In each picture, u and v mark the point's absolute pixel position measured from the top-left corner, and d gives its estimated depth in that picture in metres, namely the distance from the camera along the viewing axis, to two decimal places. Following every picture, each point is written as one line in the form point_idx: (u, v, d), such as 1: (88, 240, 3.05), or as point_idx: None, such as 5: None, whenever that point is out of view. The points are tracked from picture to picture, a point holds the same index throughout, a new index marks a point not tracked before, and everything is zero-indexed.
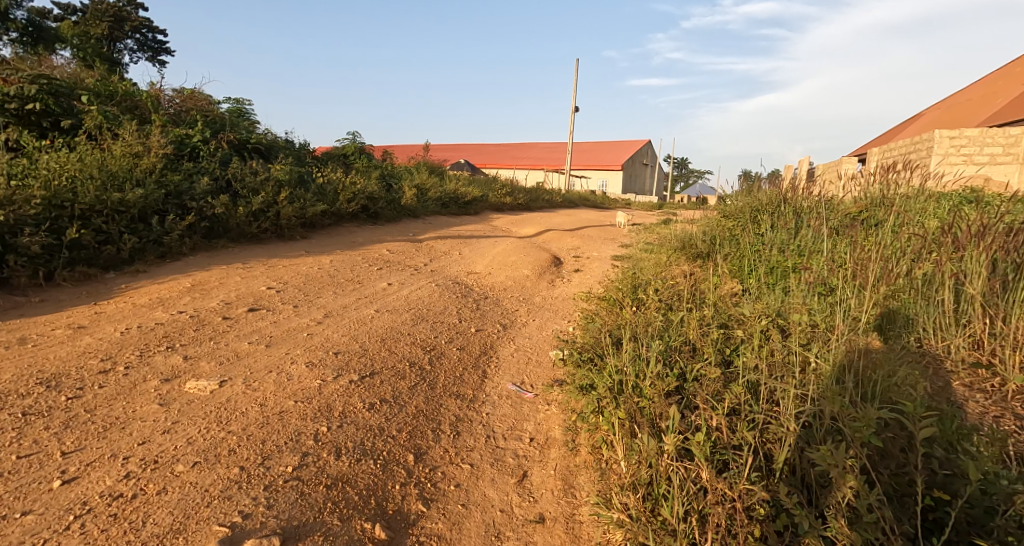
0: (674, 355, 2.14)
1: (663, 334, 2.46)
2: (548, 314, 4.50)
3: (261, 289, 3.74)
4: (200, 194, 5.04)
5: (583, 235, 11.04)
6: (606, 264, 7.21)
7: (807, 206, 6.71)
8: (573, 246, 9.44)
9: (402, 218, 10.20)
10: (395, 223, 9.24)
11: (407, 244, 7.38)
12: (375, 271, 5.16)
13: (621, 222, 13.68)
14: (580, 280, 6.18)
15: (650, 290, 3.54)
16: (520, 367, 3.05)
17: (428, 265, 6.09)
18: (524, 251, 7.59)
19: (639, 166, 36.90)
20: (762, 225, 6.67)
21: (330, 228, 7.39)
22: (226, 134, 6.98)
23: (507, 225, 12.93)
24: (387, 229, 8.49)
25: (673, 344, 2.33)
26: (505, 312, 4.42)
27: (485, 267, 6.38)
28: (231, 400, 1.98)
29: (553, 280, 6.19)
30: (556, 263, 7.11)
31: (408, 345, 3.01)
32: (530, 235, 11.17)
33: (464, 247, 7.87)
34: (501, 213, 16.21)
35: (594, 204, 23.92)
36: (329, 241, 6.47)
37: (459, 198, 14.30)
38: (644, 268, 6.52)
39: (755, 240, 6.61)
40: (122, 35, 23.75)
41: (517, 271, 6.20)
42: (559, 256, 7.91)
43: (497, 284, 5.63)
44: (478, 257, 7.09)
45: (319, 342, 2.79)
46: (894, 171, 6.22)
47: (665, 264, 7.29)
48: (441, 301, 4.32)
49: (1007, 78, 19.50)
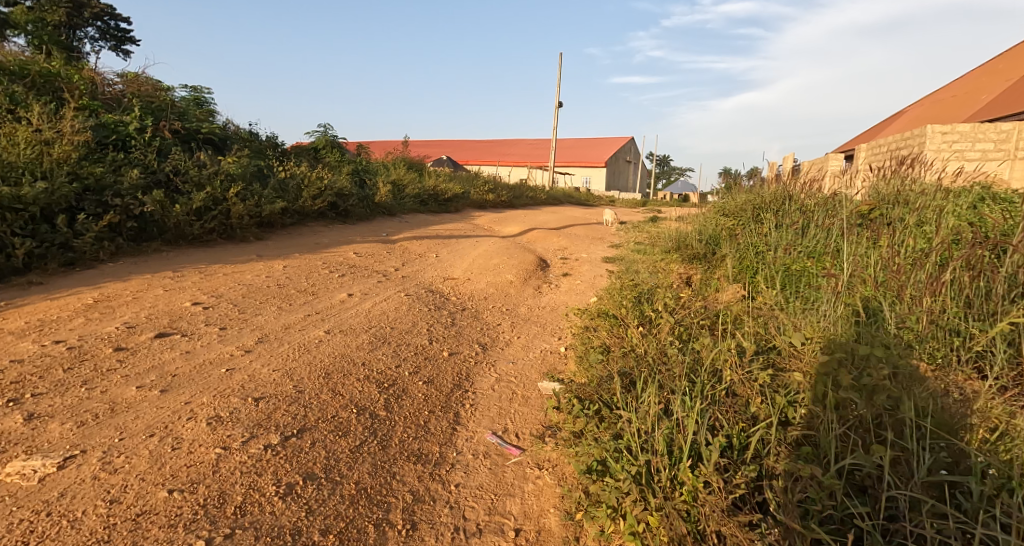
0: (713, 416, 1.55)
1: (689, 376, 1.88)
2: (534, 329, 3.91)
3: (184, 305, 3.06)
4: (127, 189, 4.35)
5: (570, 234, 10.48)
6: (596, 267, 6.66)
7: (811, 204, 6.24)
8: (560, 247, 8.87)
9: (377, 217, 9.51)
10: (368, 222, 8.56)
11: (379, 246, 6.73)
12: (336, 278, 4.51)
13: (608, 220, 13.15)
14: (569, 286, 5.61)
15: (657, 306, 2.97)
16: (502, 408, 2.43)
17: (399, 270, 5.45)
18: (508, 253, 6.99)
19: (623, 163, 36.57)
20: (765, 225, 6.18)
21: (293, 228, 6.70)
22: (171, 123, 6.25)
23: (491, 224, 12.33)
24: (358, 229, 7.80)
25: (707, 391, 1.74)
26: (485, 327, 3.80)
27: (464, 272, 5.76)
28: (65, 498, 1.33)
29: (540, 285, 5.60)
30: (542, 266, 6.53)
31: (359, 383, 2.37)
32: (514, 234, 10.58)
33: (442, 249, 7.24)
34: (484, 211, 15.57)
35: (579, 201, 23.44)
36: (289, 243, 5.79)
37: (439, 195, 13.64)
38: (638, 273, 5.98)
39: (756, 241, 6.12)
40: (83, 23, 22.51)
41: (499, 276, 5.59)
42: (545, 258, 7.32)
43: (476, 292, 5.02)
44: (457, 260, 6.47)
45: (238, 383, 2.13)
46: (906, 167, 5.77)
47: (660, 267, 6.76)
48: (410, 315, 3.70)
49: (990, 75, 19.52)
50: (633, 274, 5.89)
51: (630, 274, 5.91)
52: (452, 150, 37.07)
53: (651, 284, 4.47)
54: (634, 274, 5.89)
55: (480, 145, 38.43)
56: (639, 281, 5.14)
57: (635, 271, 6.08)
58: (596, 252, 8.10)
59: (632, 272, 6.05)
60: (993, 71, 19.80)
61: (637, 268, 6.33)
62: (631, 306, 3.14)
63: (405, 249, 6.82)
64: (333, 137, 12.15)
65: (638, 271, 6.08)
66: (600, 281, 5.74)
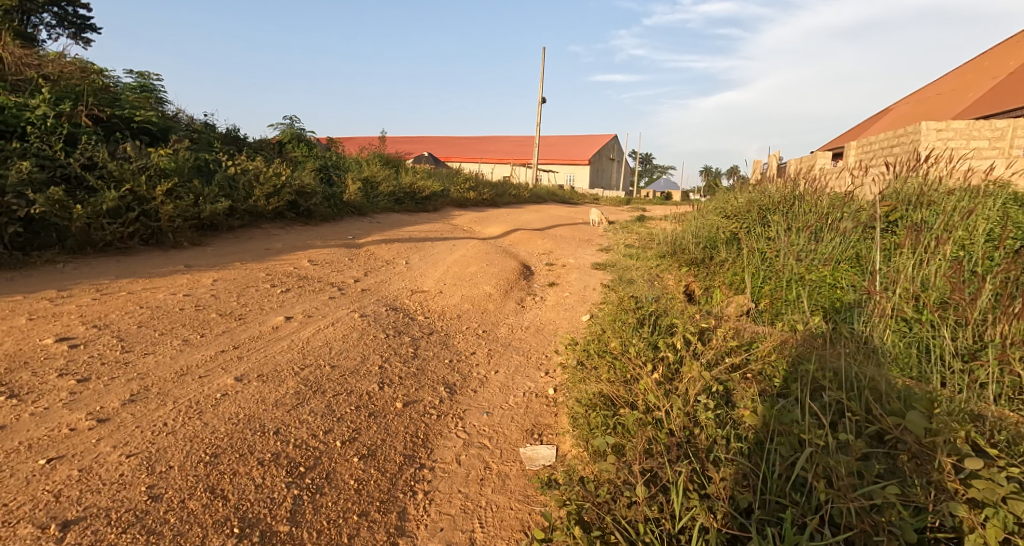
0: None
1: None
2: (516, 359, 3.26)
3: (43, 342, 2.29)
4: (14, 190, 3.70)
5: (555, 236, 9.83)
6: (586, 275, 6.00)
7: (822, 205, 5.66)
8: (544, 250, 8.22)
9: (346, 219, 8.70)
10: (334, 224, 7.76)
11: (341, 252, 5.98)
12: (279, 296, 3.76)
13: (596, 221, 12.51)
14: (555, 298, 4.95)
15: (677, 347, 2.31)
16: (467, 499, 1.75)
17: (360, 282, 4.72)
18: (487, 259, 6.31)
19: (606, 161, 36.14)
20: (773, 229, 5.71)
21: (242, 231, 5.93)
22: (93, 108, 5.42)
23: (472, 224, 11.61)
24: (322, 232, 7.02)
25: None
26: (458, 362, 3.08)
27: (437, 283, 5.05)
28: None
29: (523, 298, 4.92)
30: (525, 274, 5.85)
31: (261, 475, 1.63)
32: (495, 236, 9.88)
33: (413, 254, 6.53)
34: (464, 210, 14.81)
35: (562, 199, 22.86)
36: (232, 250, 5.03)
37: (415, 193, 12.89)
38: (633, 282, 5.34)
39: (763, 247, 5.58)
40: (36, 7, 21.02)
41: (475, 288, 4.89)
42: (528, 265, 6.64)
43: (448, 308, 4.31)
44: (430, 268, 5.75)
45: (54, 487, 1.43)
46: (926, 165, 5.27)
47: (655, 275, 6.13)
48: (360, 346, 2.98)
49: (974, 73, 19.43)
50: (628, 284, 5.25)
51: (625, 284, 5.26)
52: (434, 147, 36.12)
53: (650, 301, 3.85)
54: (630, 284, 5.25)
55: (463, 142, 37.54)
56: (637, 295, 4.51)
57: (630, 281, 5.44)
58: (585, 257, 7.44)
59: (626, 282, 5.41)
60: (977, 69, 19.68)
61: (632, 277, 5.68)
62: (644, 344, 2.45)
63: (371, 256, 6.09)
64: (301, 130, 11.28)
65: (634, 281, 5.44)
66: (592, 293, 5.08)
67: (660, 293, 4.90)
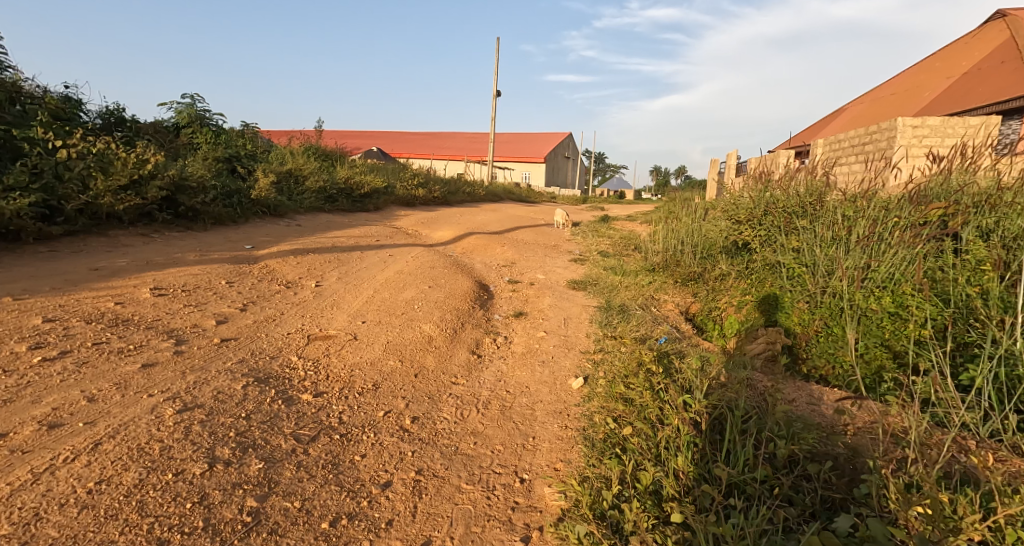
0: None
1: None
2: (473, 503, 1.76)
3: None
4: None
5: (516, 241, 8.42)
6: (562, 299, 4.58)
7: (858, 204, 4.42)
8: (505, 261, 6.81)
9: (254, 223, 6.92)
10: (230, 229, 6.06)
11: (223, 270, 4.33)
12: (26, 370, 2.08)
13: (559, 222, 11.14)
14: (522, 343, 3.50)
15: None
16: None
17: (225, 327, 3.10)
18: (431, 280, 4.82)
19: (562, 160, 35.20)
20: (795, 239, 4.60)
21: (69, 241, 4.18)
22: None
23: (419, 227, 9.98)
24: (207, 242, 5.26)
25: None
26: (345, 529, 1.55)
27: (352, 323, 3.48)
28: None
29: (478, 343, 3.47)
30: (480, 301, 4.37)
31: None
32: (445, 242, 8.38)
33: (331, 273, 4.96)
34: (412, 210, 13.21)
35: (520, 198, 21.60)
36: (25, 274, 3.32)
37: (353, 190, 11.19)
38: (630, 314, 3.98)
39: (790, 263, 4.48)
40: None
41: (407, 335, 3.35)
42: (485, 284, 5.21)
43: (358, 374, 2.75)
44: (349, 297, 4.17)
45: None
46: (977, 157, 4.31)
47: (650, 300, 4.79)
48: (113, 526, 1.35)
49: (928, 73, 19.42)
50: (622, 316, 3.87)
51: (619, 317, 3.88)
52: (382, 142, 33.90)
53: (684, 361, 2.59)
54: (626, 317, 3.87)
55: (414, 137, 35.52)
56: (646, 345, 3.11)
57: (624, 311, 4.08)
58: (555, 271, 6.05)
59: (619, 312, 4.04)
60: (929, 69, 19.71)
61: (625, 305, 4.32)
62: None
63: (267, 277, 4.46)
64: (203, 112, 9.31)
65: (631, 312, 4.08)
66: (576, 331, 3.67)
67: (670, 335, 3.55)
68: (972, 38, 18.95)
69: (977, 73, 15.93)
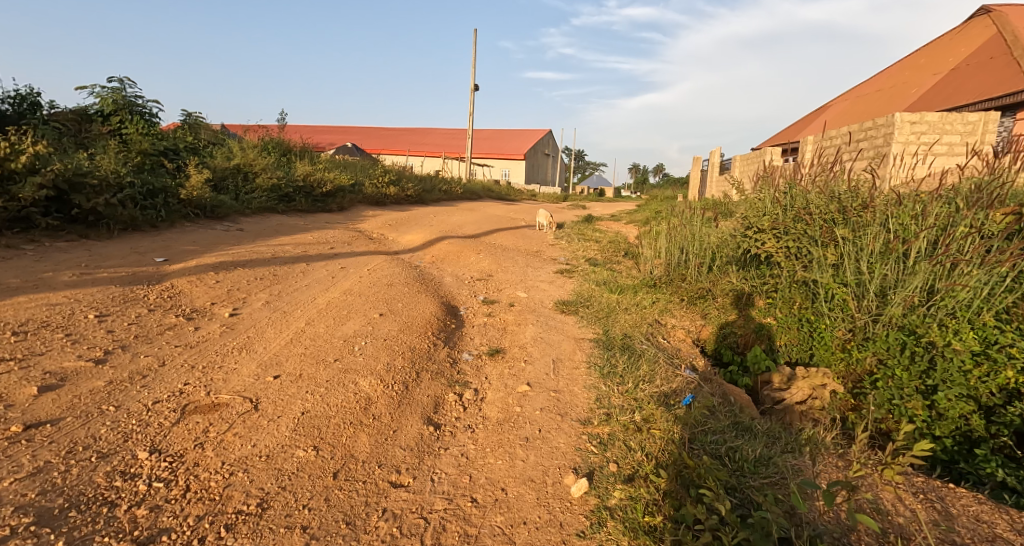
0: None
1: None
2: None
3: None
4: None
5: (495, 247, 7.50)
6: (548, 331, 3.67)
7: (909, 210, 3.60)
8: (480, 272, 5.88)
9: (181, 229, 5.85)
10: (142, 239, 4.99)
11: (102, 296, 3.29)
12: None
13: (542, 224, 10.24)
14: (497, 406, 2.58)
15: None
16: None
17: (55, 396, 2.10)
18: (385, 307, 3.87)
19: (543, 157, 34.37)
20: (832, 253, 3.75)
21: None
22: None
23: (385, 230, 8.97)
24: (102, 256, 4.21)
25: None
26: None
27: (257, 380, 2.48)
28: None
29: (438, 408, 2.54)
30: (444, 339, 3.42)
31: None
32: (413, 248, 7.41)
33: (259, 296, 3.96)
34: (381, 209, 12.16)
35: (500, 196, 20.66)
36: None
37: (313, 189, 10.12)
38: (637, 359, 3.10)
39: (828, 284, 3.66)
40: None
41: (335, 399, 2.38)
42: (455, 308, 4.29)
43: (239, 479, 1.76)
44: (271, 334, 3.17)
45: None
46: None
47: (657, 329, 3.92)
48: None
49: (913, 70, 19.09)
50: (629, 363, 2.98)
51: (624, 364, 2.98)
52: (357, 137, 32.58)
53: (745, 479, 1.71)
54: (634, 363, 2.98)
55: (390, 132, 34.28)
56: (672, 420, 2.21)
57: (630, 354, 3.20)
58: (538, 286, 5.16)
59: (624, 356, 3.15)
60: (915, 66, 19.38)
61: (630, 344, 3.44)
62: None
63: (166, 303, 3.44)
64: (133, 98, 8.13)
65: (640, 355, 3.20)
66: (570, 384, 2.75)
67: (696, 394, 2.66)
68: (957, 34, 18.63)
69: (966, 69, 15.55)
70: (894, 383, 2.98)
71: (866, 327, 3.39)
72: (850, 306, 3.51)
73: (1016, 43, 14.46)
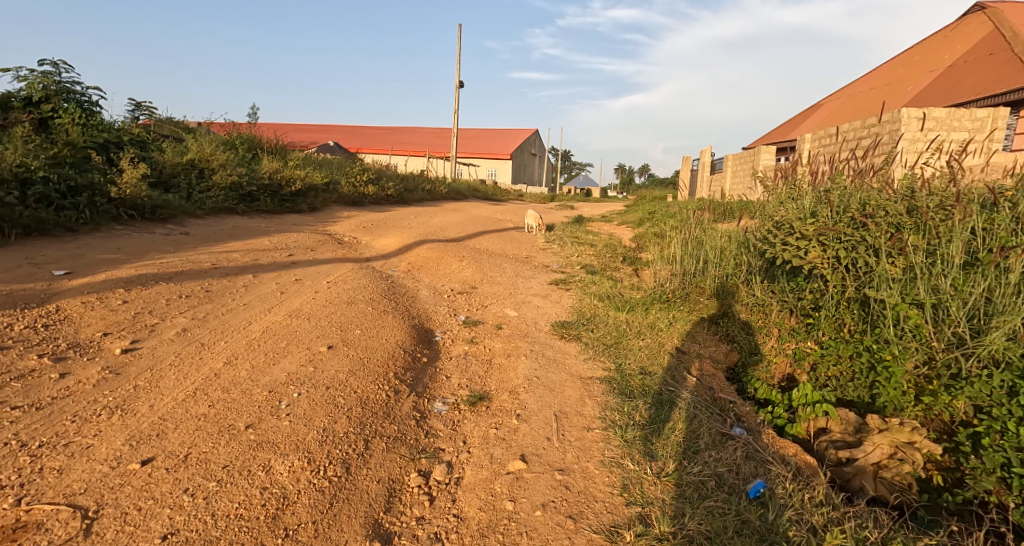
0: None
1: None
2: None
3: None
4: None
5: (480, 253, 6.69)
6: (545, 370, 2.87)
7: (998, 212, 2.86)
8: (463, 283, 5.08)
9: (106, 234, 4.95)
10: (45, 246, 4.11)
11: None
12: None
13: (531, 226, 9.45)
14: (478, 499, 1.77)
15: None
16: None
17: None
18: (338, 337, 3.04)
19: (530, 156, 33.65)
20: (900, 265, 3.01)
21: None
22: None
23: (358, 232, 8.11)
24: None
25: None
26: None
27: (113, 470, 1.62)
28: None
29: (392, 505, 1.72)
30: (409, 385, 2.59)
31: None
32: (388, 253, 6.57)
33: (175, 321, 3.10)
34: (358, 210, 11.29)
35: (486, 196, 19.87)
36: None
37: (280, 187, 9.22)
38: (669, 416, 2.30)
39: (898, 304, 2.91)
40: None
41: (225, 505, 1.53)
42: (430, 336, 3.49)
43: None
44: (170, 380, 2.31)
45: None
46: None
47: (681, 364, 3.14)
48: None
49: (908, 67, 18.70)
50: (661, 424, 2.19)
51: (654, 427, 2.19)
52: (339, 135, 31.51)
53: None
54: (667, 424, 2.19)
55: (374, 131, 33.30)
56: None
57: (658, 406, 2.41)
58: (529, 301, 4.37)
59: (650, 410, 2.35)
60: (909, 63, 19.01)
61: (654, 388, 2.66)
62: None
63: (35, 334, 2.58)
64: (67, 85, 7.20)
65: (673, 407, 2.41)
66: (583, 461, 1.95)
67: (766, 479, 1.87)
68: (952, 31, 18.25)
69: (963, 66, 15.12)
70: (1008, 442, 2.24)
71: (955, 362, 2.64)
72: (930, 334, 2.76)
73: (1014, 40, 14.05)
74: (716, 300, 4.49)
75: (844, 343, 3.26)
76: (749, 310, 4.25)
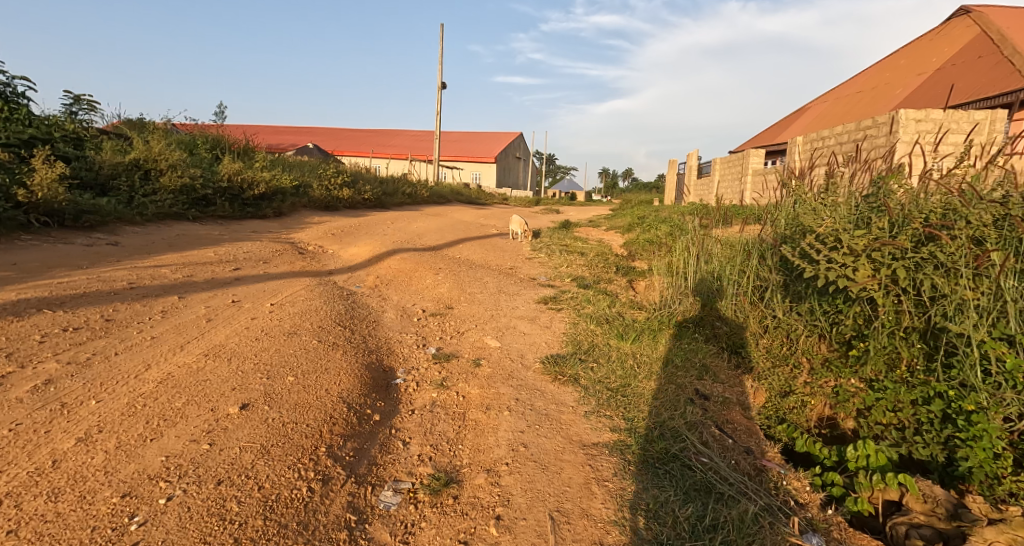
0: None
1: None
2: None
3: None
4: None
5: (459, 263, 5.97)
6: (535, 434, 2.16)
7: None
8: (436, 302, 4.34)
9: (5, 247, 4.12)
10: None
11: None
12: None
13: (515, 232, 8.77)
14: None
15: None
16: None
17: None
18: (259, 388, 2.28)
19: (515, 159, 33.07)
20: (987, 291, 2.36)
21: None
22: None
23: (325, 241, 7.32)
24: None
25: None
26: None
27: None
28: None
29: None
30: (343, 468, 1.84)
31: None
32: (354, 265, 5.82)
33: (39, 370, 2.31)
34: (331, 215, 10.48)
35: (469, 200, 19.17)
36: None
37: (240, 190, 8.40)
38: (717, 520, 1.61)
39: (988, 343, 2.26)
40: None
41: None
42: (387, 379, 2.75)
43: None
44: None
45: None
46: None
47: (708, 417, 2.46)
48: None
49: (894, 70, 18.52)
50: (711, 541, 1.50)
51: None
52: (319, 138, 30.56)
53: None
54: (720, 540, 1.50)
55: (354, 134, 32.40)
56: None
57: (698, 500, 1.72)
58: (514, 326, 3.67)
59: (689, 509, 1.66)
60: (895, 66, 18.84)
61: (685, 464, 1.97)
62: None
63: None
64: None
65: (717, 501, 1.73)
66: None
67: None
68: (938, 34, 18.10)
69: (952, 68, 14.90)
70: None
71: None
72: None
73: (1003, 41, 13.81)
74: (732, 323, 3.84)
75: (906, 385, 2.61)
76: (773, 336, 3.59)
